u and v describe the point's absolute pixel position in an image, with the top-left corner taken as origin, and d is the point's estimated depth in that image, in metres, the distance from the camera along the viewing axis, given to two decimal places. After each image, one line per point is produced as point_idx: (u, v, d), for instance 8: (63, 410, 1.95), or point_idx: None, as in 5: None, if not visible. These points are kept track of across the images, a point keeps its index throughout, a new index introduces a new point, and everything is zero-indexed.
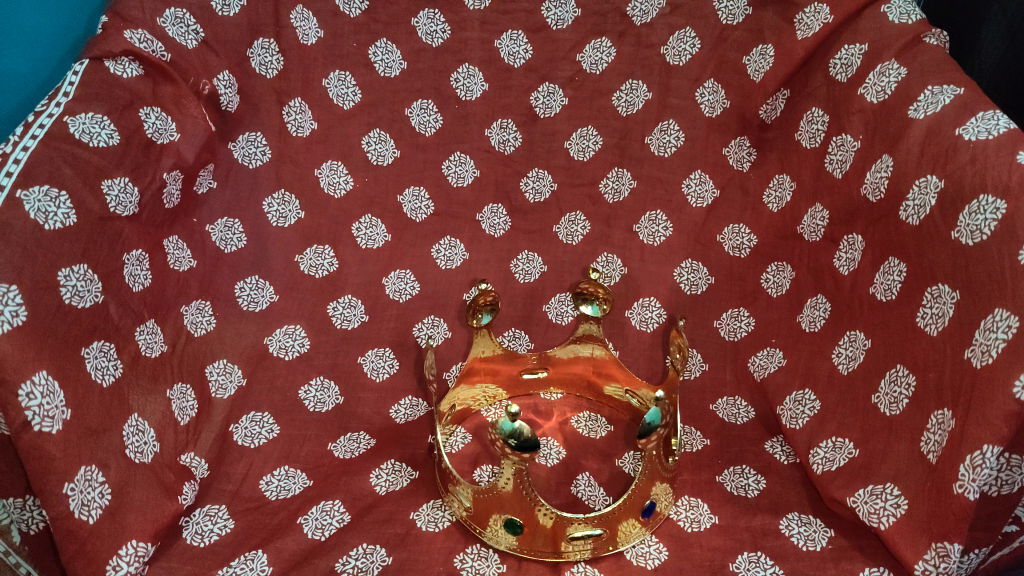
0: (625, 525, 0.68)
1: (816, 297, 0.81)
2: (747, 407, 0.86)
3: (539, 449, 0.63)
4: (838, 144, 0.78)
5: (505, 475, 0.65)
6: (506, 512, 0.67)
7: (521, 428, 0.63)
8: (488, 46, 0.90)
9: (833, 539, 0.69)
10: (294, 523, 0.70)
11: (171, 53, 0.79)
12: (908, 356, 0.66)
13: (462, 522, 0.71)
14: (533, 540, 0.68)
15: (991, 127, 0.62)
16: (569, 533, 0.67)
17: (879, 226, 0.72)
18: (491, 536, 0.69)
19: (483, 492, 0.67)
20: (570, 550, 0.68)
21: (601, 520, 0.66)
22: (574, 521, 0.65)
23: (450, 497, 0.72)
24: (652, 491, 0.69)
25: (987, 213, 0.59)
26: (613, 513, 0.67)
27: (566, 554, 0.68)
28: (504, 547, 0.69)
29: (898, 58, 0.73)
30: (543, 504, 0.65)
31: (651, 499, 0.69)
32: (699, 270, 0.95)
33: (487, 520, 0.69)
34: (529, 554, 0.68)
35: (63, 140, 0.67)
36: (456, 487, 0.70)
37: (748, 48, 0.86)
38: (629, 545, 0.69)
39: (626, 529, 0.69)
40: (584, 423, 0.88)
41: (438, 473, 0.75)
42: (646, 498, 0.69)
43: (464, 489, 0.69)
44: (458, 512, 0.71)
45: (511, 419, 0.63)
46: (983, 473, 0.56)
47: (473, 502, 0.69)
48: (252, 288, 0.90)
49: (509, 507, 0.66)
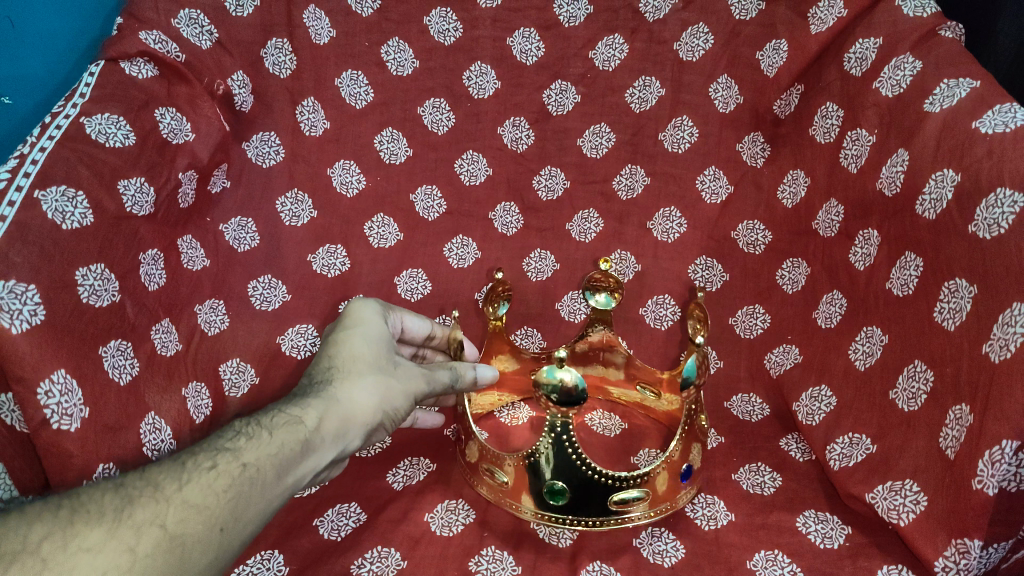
0: (664, 490, 0.71)
1: (832, 292, 0.81)
2: (761, 404, 0.87)
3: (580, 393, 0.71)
4: (852, 139, 0.78)
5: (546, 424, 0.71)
6: (546, 475, 0.70)
7: (563, 380, 0.71)
8: (501, 44, 0.90)
9: (852, 536, 0.68)
10: (308, 523, 0.70)
11: (186, 53, 0.79)
12: (926, 351, 0.66)
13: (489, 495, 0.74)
14: (568, 506, 0.70)
15: (1008, 120, 0.61)
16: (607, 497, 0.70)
17: (894, 221, 0.72)
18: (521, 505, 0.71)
19: (521, 458, 0.71)
20: (601, 519, 0.70)
21: (639, 481, 0.70)
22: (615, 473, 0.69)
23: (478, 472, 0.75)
24: (688, 455, 0.73)
25: (1004, 207, 0.59)
26: (650, 477, 0.70)
27: (605, 521, 0.70)
28: (543, 519, 0.71)
29: (912, 51, 0.73)
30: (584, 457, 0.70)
31: (688, 464, 0.73)
32: (714, 268, 0.94)
33: (520, 487, 0.71)
34: (560, 523, 0.70)
35: (80, 140, 0.68)
36: (491, 464, 0.73)
37: (761, 43, 0.86)
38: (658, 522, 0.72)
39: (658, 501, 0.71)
40: (597, 421, 0.88)
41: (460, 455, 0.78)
42: (683, 462, 0.72)
43: (501, 458, 0.72)
44: (493, 494, 0.73)
45: (554, 374, 0.71)
46: (1002, 468, 0.56)
47: (509, 469, 0.72)
48: (264, 287, 0.90)
49: (551, 463, 0.70)
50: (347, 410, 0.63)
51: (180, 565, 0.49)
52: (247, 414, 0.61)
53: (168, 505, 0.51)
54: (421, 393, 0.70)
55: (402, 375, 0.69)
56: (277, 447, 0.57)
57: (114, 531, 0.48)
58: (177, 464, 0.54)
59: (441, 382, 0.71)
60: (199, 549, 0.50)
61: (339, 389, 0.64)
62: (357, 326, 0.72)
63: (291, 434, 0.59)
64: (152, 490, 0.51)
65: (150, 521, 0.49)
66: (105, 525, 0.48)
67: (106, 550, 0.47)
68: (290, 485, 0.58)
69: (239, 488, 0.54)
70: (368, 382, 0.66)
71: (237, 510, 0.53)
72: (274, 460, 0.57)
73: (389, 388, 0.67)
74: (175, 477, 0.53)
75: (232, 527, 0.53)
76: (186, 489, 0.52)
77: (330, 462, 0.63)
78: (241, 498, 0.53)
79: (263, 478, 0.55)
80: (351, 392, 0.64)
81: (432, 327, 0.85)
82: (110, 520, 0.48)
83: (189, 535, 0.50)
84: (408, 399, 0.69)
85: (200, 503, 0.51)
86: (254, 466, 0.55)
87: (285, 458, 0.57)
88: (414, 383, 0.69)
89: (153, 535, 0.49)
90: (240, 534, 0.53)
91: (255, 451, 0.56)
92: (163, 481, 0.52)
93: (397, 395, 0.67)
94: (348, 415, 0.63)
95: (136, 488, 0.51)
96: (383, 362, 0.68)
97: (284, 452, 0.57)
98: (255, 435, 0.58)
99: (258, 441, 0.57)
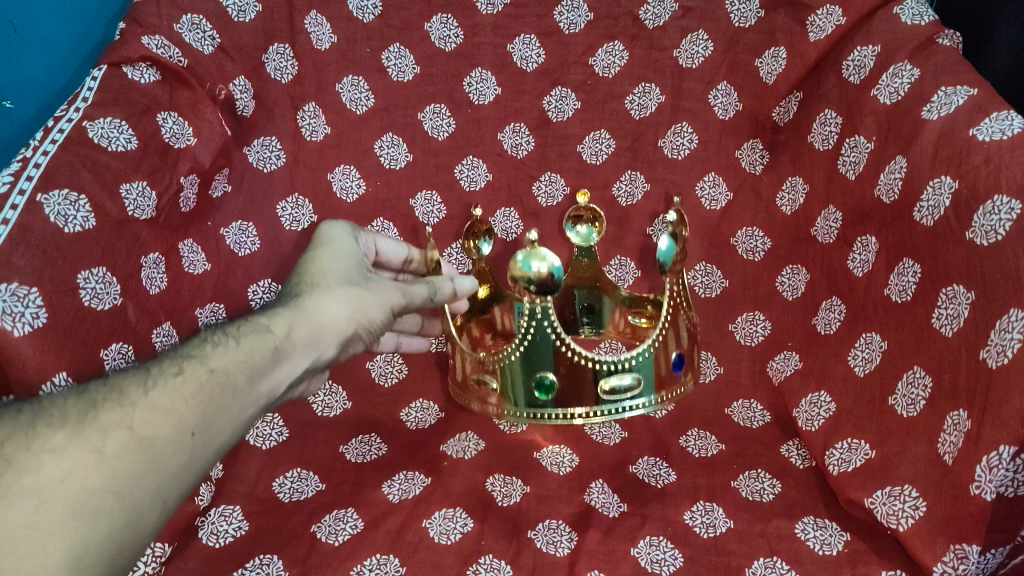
0: (656, 374, 0.76)
1: (831, 299, 0.82)
2: (763, 411, 0.87)
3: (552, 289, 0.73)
4: (851, 146, 0.78)
5: (531, 324, 0.74)
6: (542, 369, 0.74)
7: (539, 275, 0.72)
8: (501, 51, 0.91)
9: (851, 542, 0.67)
10: (307, 529, 0.70)
11: (189, 59, 0.80)
12: (924, 356, 0.67)
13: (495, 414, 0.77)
14: (568, 394, 0.74)
15: (1005, 128, 0.62)
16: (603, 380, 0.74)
17: (892, 228, 0.72)
18: (523, 392, 0.75)
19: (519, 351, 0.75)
20: (602, 408, 0.74)
21: (632, 356, 0.74)
22: (608, 362, 0.74)
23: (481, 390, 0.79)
24: (675, 346, 0.78)
25: (1001, 214, 0.59)
26: (641, 355, 0.75)
27: (600, 411, 0.74)
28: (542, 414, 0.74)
29: (911, 59, 0.73)
30: (574, 346, 0.74)
31: (677, 354, 0.78)
32: (713, 273, 0.95)
33: (521, 392, 0.75)
34: (561, 404, 0.74)
35: (83, 144, 0.68)
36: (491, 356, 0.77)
37: (760, 50, 0.86)
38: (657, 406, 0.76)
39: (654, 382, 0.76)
40: (597, 431, 0.87)
41: (461, 376, 0.82)
42: (672, 353, 0.78)
43: (498, 364, 0.76)
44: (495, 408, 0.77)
45: (530, 268, 0.72)
46: (999, 474, 0.56)
47: (508, 374, 0.76)
48: (264, 292, 0.90)
49: (546, 358, 0.74)
50: (320, 318, 0.64)
51: (152, 466, 0.49)
52: (215, 325, 0.62)
53: (134, 408, 0.51)
54: (399, 303, 0.72)
55: (375, 287, 0.70)
56: (247, 353, 0.58)
57: (78, 433, 0.48)
58: (143, 371, 0.54)
59: (420, 295, 0.73)
60: (170, 452, 0.51)
61: (310, 296, 0.65)
62: (328, 240, 0.73)
63: (260, 341, 0.60)
64: (116, 394, 0.51)
65: (116, 425, 0.49)
66: (70, 429, 0.48)
67: (71, 450, 0.47)
68: (262, 391, 0.59)
69: (209, 390, 0.55)
70: (341, 292, 0.67)
71: (209, 413, 0.54)
72: (244, 365, 0.58)
73: (362, 298, 0.68)
74: (140, 383, 0.53)
75: (204, 430, 0.54)
76: (152, 393, 0.52)
77: (304, 371, 0.65)
78: (211, 402, 0.54)
79: (233, 382, 0.56)
80: (324, 298, 0.65)
81: (408, 250, 0.89)
82: (74, 425, 0.48)
83: (159, 438, 0.50)
84: (382, 310, 0.70)
85: (169, 407, 0.52)
86: (223, 372, 0.56)
87: (256, 363, 0.58)
88: (389, 294, 0.71)
89: (120, 437, 0.49)
90: (213, 437, 0.54)
91: (223, 357, 0.57)
92: (127, 386, 0.52)
93: (370, 305, 0.69)
94: (320, 322, 0.64)
95: (101, 394, 0.51)
96: (355, 274, 0.70)
97: (254, 358, 0.58)
98: (223, 342, 0.59)
99: (227, 347, 0.58)
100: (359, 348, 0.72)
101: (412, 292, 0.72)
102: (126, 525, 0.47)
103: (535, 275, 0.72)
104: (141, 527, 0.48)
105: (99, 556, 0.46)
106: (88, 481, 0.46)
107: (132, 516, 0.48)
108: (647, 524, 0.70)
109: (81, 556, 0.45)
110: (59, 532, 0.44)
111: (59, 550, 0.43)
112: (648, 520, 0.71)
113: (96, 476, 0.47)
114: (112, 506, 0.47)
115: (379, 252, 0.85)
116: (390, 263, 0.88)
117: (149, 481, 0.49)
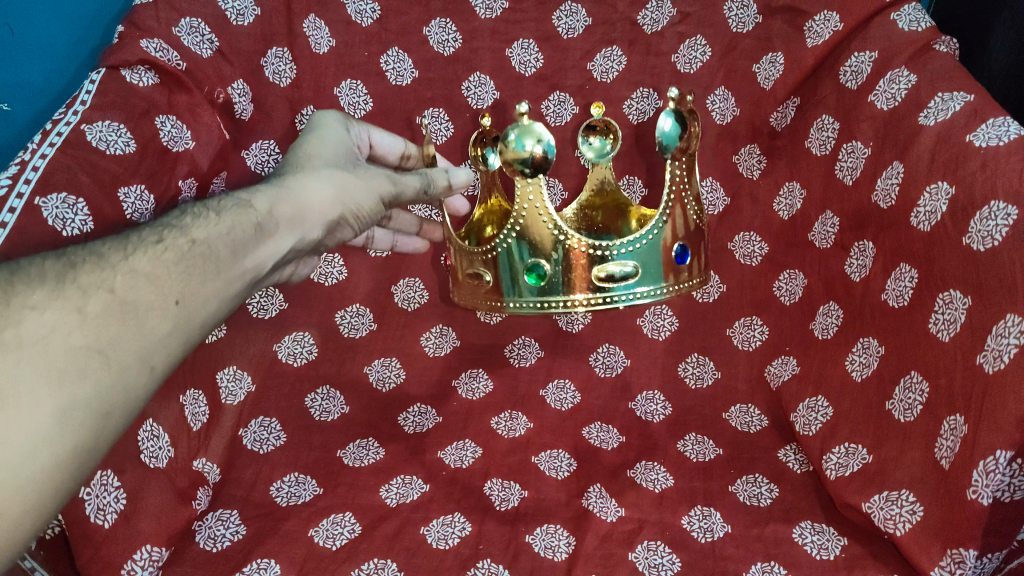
0: (655, 262, 0.77)
1: (829, 304, 0.83)
2: (760, 416, 0.87)
3: (541, 163, 0.76)
4: (848, 151, 0.79)
5: (523, 210, 0.76)
6: (534, 257, 0.77)
7: (530, 157, 0.76)
8: (499, 56, 0.90)
9: (847, 547, 0.67)
10: (303, 534, 0.70)
11: (187, 63, 0.79)
12: (921, 361, 0.67)
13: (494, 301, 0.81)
14: (565, 277, 0.76)
15: (1002, 134, 0.62)
16: (599, 267, 0.76)
17: (889, 233, 0.73)
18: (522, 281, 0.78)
19: (512, 238, 0.77)
20: (599, 295, 0.77)
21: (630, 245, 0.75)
22: (600, 248, 0.75)
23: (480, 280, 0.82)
24: (681, 235, 0.78)
25: (998, 219, 0.59)
26: (639, 242, 0.76)
27: (591, 293, 0.77)
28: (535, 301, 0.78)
29: (908, 65, 0.73)
30: (572, 235, 0.75)
31: (681, 243, 0.79)
32: (711, 278, 0.94)
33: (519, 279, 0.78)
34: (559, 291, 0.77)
35: (80, 148, 0.68)
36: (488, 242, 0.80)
37: (757, 56, 0.87)
38: (654, 291, 0.78)
39: (652, 270, 0.77)
40: (595, 434, 0.86)
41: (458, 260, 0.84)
42: (676, 241, 0.78)
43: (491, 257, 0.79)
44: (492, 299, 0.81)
45: (523, 151, 0.76)
46: (996, 479, 0.56)
47: (504, 263, 0.78)
48: (261, 295, 0.90)
49: (543, 244, 0.76)
50: (302, 200, 0.67)
51: (134, 325, 0.52)
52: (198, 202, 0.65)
53: (114, 272, 0.53)
54: (384, 193, 0.74)
55: (359, 176, 0.73)
56: (226, 228, 0.61)
57: (59, 291, 0.50)
58: (123, 238, 0.57)
59: (411, 188, 0.75)
60: (153, 315, 0.54)
61: (294, 182, 0.68)
62: (318, 133, 0.76)
63: (241, 216, 0.62)
64: (96, 257, 0.53)
65: (97, 286, 0.52)
66: (50, 286, 0.50)
67: (52, 307, 0.49)
68: (247, 267, 0.62)
69: (188, 257, 0.57)
70: (323, 177, 0.70)
71: (189, 280, 0.56)
72: (224, 237, 0.60)
73: (345, 183, 0.71)
74: (120, 248, 0.55)
75: (188, 299, 0.56)
76: (133, 259, 0.55)
77: (289, 251, 0.68)
78: (191, 268, 0.57)
79: (215, 255, 0.59)
80: (306, 183, 0.69)
81: (406, 146, 0.90)
82: (54, 282, 0.50)
83: (140, 301, 0.53)
84: (368, 198, 0.73)
85: (148, 272, 0.55)
86: (204, 243, 0.59)
87: (236, 237, 0.61)
88: (375, 182, 0.74)
89: (101, 297, 0.51)
90: (197, 305, 0.57)
91: (204, 230, 0.60)
92: (107, 252, 0.55)
93: (354, 192, 0.72)
94: (302, 202, 0.67)
95: (80, 257, 0.53)
96: (339, 163, 0.73)
97: (236, 232, 0.61)
98: (203, 216, 0.61)
99: (207, 222, 0.61)
100: (343, 236, 0.75)
101: (401, 181, 0.75)
102: (112, 384, 0.50)
103: (526, 152, 0.75)
104: (128, 388, 0.51)
105: (87, 412, 0.48)
106: (71, 338, 0.48)
107: (119, 377, 0.50)
108: (644, 529, 0.70)
109: (69, 411, 0.47)
110: (46, 386, 0.46)
111: (47, 402, 0.46)
112: (646, 525, 0.71)
113: (79, 333, 0.49)
114: (97, 365, 0.49)
115: (372, 145, 0.87)
116: (386, 158, 0.89)
117: (134, 344, 0.52)
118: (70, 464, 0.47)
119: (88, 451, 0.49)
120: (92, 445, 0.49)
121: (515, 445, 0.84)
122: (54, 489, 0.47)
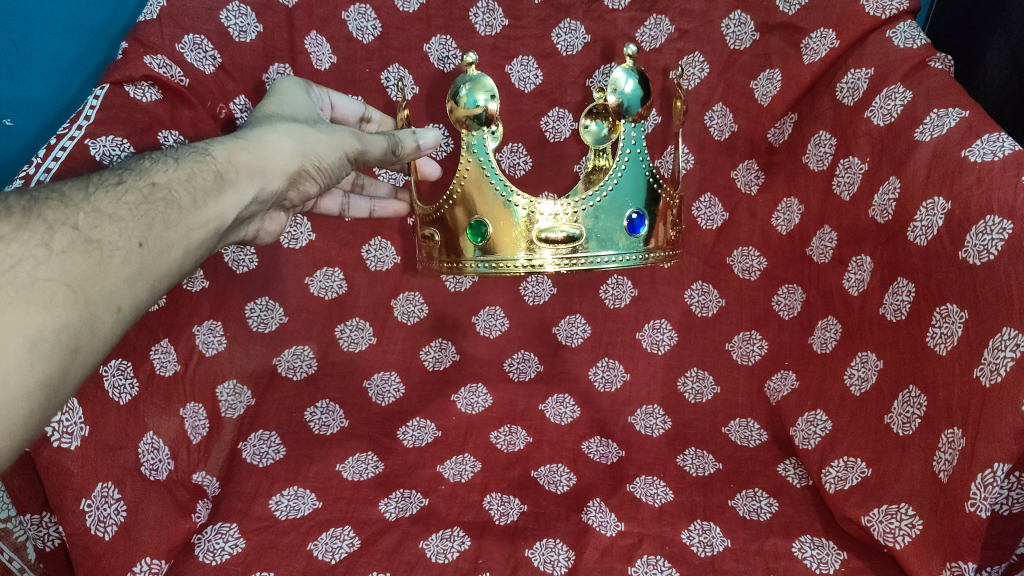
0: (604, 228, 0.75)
1: (827, 318, 0.83)
2: (759, 430, 0.87)
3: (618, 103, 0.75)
4: (845, 166, 0.80)
5: (466, 169, 0.75)
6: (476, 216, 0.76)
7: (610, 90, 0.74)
8: (499, 72, 0.91)
9: (847, 561, 0.67)
10: (302, 547, 0.70)
11: (190, 78, 0.80)
12: (919, 376, 0.67)
13: (491, 264, 0.76)
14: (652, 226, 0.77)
15: (997, 149, 0.63)
16: (543, 230, 0.74)
17: (886, 248, 0.73)
18: (565, 233, 0.74)
19: (455, 193, 0.76)
20: (603, 253, 0.76)
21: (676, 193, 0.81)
22: (541, 209, 0.74)
23: (541, 245, 0.74)
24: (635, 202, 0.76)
25: (993, 233, 0.60)
26: (593, 202, 0.74)
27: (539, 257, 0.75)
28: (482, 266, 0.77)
29: (904, 81, 0.74)
30: (517, 195, 0.74)
31: (636, 211, 0.76)
32: (710, 292, 0.94)
33: (543, 235, 0.74)
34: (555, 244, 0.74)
35: (84, 163, 0.69)
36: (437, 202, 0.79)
37: (755, 72, 0.88)
38: (606, 258, 0.75)
39: (603, 236, 0.75)
40: (595, 449, 0.86)
41: (443, 238, 0.79)
42: (628, 207, 0.75)
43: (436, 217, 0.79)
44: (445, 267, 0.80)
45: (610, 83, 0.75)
46: (994, 491, 0.56)
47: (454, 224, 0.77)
48: (262, 309, 0.91)
49: (632, 192, 0.76)
50: (264, 151, 0.68)
51: (100, 262, 0.53)
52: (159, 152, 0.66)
53: (78, 211, 0.54)
54: (348, 148, 0.75)
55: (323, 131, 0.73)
56: (187, 173, 0.62)
57: (25, 224, 0.51)
58: (85, 179, 0.57)
59: (376, 146, 0.76)
60: (118, 253, 0.54)
61: (256, 134, 0.69)
62: (279, 95, 0.78)
63: (202, 165, 0.63)
64: (58, 195, 0.54)
65: (61, 223, 0.52)
66: (15, 220, 0.50)
67: (20, 240, 0.50)
68: (212, 211, 0.63)
69: (153, 199, 0.58)
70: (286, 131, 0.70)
71: (150, 224, 0.57)
72: (187, 182, 0.61)
73: (309, 137, 0.72)
74: (83, 188, 0.56)
75: (151, 241, 0.57)
76: (95, 199, 0.55)
77: (256, 203, 0.69)
78: (154, 210, 0.58)
79: (178, 199, 0.60)
80: (266, 136, 0.69)
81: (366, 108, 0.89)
82: (20, 216, 0.51)
83: (104, 239, 0.54)
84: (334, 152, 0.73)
85: (112, 212, 0.55)
86: (165, 186, 0.60)
87: (199, 184, 0.62)
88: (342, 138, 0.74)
89: (67, 235, 0.52)
90: (162, 248, 0.58)
91: (165, 174, 0.61)
92: (69, 191, 0.55)
93: (317, 145, 0.72)
94: (265, 153, 0.68)
95: (42, 195, 0.54)
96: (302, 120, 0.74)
97: (197, 178, 0.62)
98: (164, 162, 0.62)
99: (169, 167, 0.62)
100: (307, 191, 0.75)
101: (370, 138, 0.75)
102: (78, 319, 0.51)
103: (478, 109, 0.74)
104: (95, 325, 0.52)
105: (55, 343, 0.49)
106: (38, 271, 0.49)
107: (85, 312, 0.51)
108: (644, 543, 0.70)
109: (38, 340, 0.48)
110: (14, 314, 0.47)
111: (17, 329, 0.47)
112: (645, 539, 0.71)
113: (46, 266, 0.50)
114: (64, 298, 0.50)
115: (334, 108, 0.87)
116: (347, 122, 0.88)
117: (100, 281, 0.52)
118: (39, 397, 0.48)
119: (55, 382, 0.49)
120: (59, 378, 0.50)
121: (514, 459, 0.84)
122: (25, 422, 0.48)
